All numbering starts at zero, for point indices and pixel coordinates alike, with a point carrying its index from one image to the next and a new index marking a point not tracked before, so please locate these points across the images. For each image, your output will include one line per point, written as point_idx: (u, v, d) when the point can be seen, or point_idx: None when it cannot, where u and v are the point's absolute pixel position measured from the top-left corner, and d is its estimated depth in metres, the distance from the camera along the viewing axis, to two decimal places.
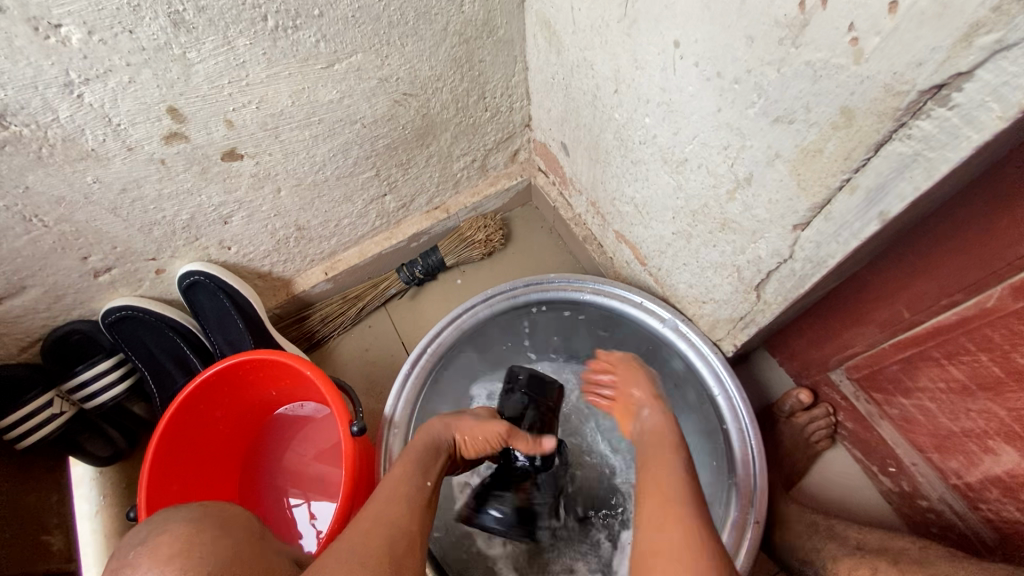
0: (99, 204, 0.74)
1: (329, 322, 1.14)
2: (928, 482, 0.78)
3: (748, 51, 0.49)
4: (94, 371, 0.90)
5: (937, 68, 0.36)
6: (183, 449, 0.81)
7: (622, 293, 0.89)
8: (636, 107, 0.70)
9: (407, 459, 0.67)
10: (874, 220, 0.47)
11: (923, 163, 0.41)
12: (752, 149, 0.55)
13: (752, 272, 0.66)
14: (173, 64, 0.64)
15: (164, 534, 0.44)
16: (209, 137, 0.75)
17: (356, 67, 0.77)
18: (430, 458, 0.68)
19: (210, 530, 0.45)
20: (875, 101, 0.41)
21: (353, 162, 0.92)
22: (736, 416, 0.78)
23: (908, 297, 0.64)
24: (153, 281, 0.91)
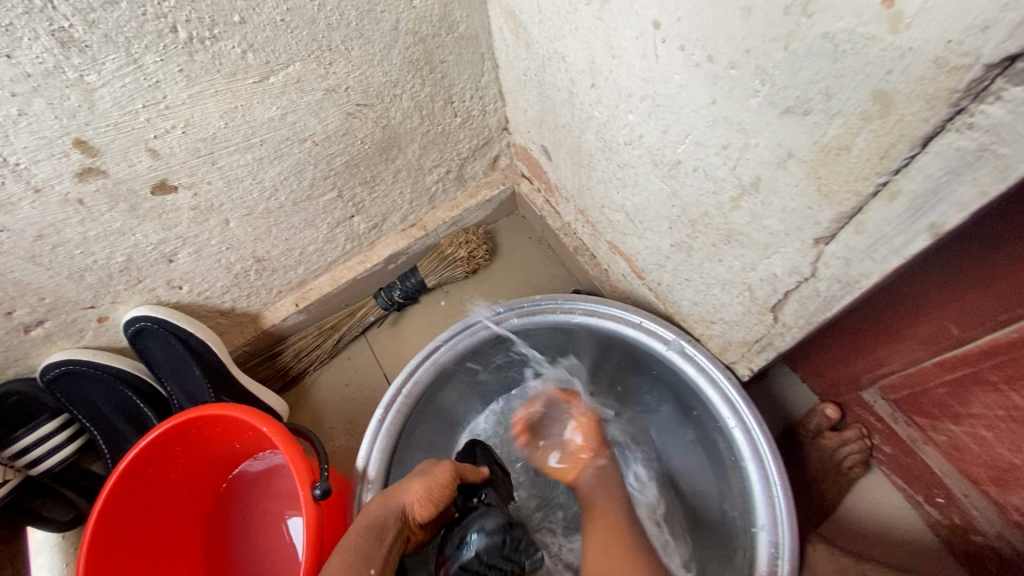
0: (13, 254, 0.66)
1: (304, 356, 1.05)
2: (983, 516, 0.67)
3: (746, 26, 0.38)
4: (37, 436, 0.81)
5: (1014, 30, 0.25)
6: (128, 523, 0.72)
7: (617, 313, 0.79)
8: (618, 103, 0.60)
9: (346, 546, 0.59)
10: (922, 233, 0.37)
11: (991, 160, 0.30)
12: (758, 148, 0.44)
13: (766, 291, 0.55)
14: (70, 90, 0.55)
15: None
16: (132, 170, 0.66)
17: (295, 78, 0.67)
18: (371, 543, 0.60)
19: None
20: (922, 80, 0.30)
21: (309, 183, 0.83)
22: (757, 452, 0.67)
23: (955, 312, 0.53)
24: (97, 330, 0.82)
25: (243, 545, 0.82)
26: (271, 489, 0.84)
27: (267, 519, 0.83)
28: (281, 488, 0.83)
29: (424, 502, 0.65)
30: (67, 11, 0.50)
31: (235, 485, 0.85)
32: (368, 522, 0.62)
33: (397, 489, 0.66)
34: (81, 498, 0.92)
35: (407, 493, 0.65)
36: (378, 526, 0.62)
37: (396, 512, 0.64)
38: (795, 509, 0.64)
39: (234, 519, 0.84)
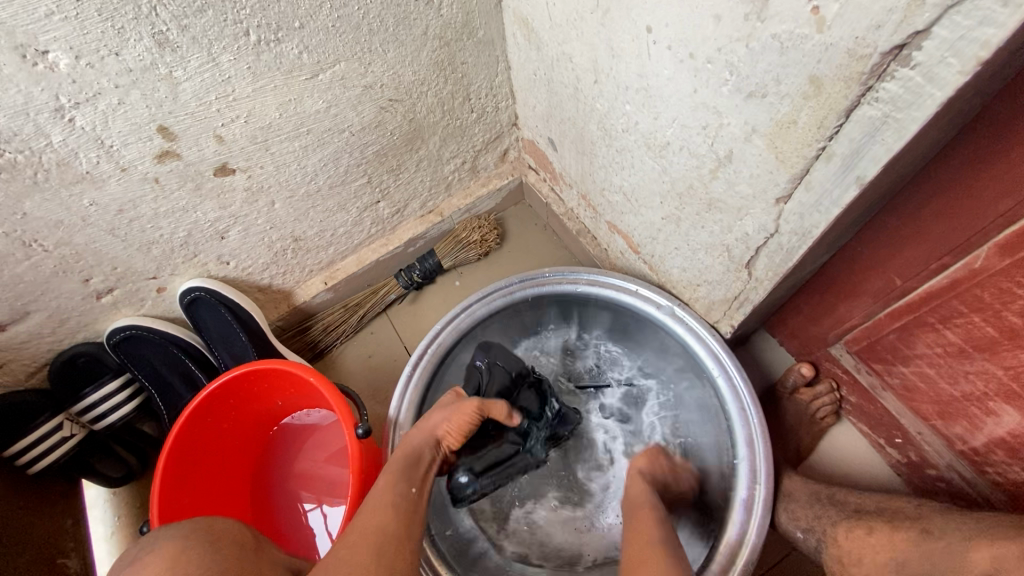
0: (97, 225, 0.76)
1: (332, 330, 1.15)
2: (934, 450, 0.77)
3: (717, 29, 0.50)
4: (102, 393, 0.92)
5: (895, 29, 0.37)
6: (191, 464, 0.82)
7: (616, 282, 0.89)
8: (617, 95, 0.71)
9: (388, 468, 0.72)
10: (852, 186, 0.48)
11: (892, 124, 0.42)
12: (730, 127, 0.55)
13: (741, 250, 0.66)
14: (160, 84, 0.66)
15: (152, 550, 0.49)
16: (200, 154, 0.76)
17: (340, 76, 0.79)
18: (410, 464, 0.73)
19: (197, 546, 0.50)
20: (841, 67, 0.41)
21: (344, 170, 0.94)
22: (737, 395, 0.78)
23: (897, 265, 0.64)
24: (155, 300, 0.92)
25: (282, 494, 0.92)
26: (307, 445, 0.94)
27: (304, 470, 0.93)
28: (317, 443, 0.94)
29: (455, 432, 0.77)
30: (167, 18, 0.61)
31: (275, 441, 0.95)
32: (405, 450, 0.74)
33: (429, 420, 0.78)
34: (132, 456, 1.01)
35: (437, 425, 0.77)
36: (416, 452, 0.75)
37: (429, 440, 0.76)
38: (770, 442, 0.75)
39: (275, 471, 0.94)
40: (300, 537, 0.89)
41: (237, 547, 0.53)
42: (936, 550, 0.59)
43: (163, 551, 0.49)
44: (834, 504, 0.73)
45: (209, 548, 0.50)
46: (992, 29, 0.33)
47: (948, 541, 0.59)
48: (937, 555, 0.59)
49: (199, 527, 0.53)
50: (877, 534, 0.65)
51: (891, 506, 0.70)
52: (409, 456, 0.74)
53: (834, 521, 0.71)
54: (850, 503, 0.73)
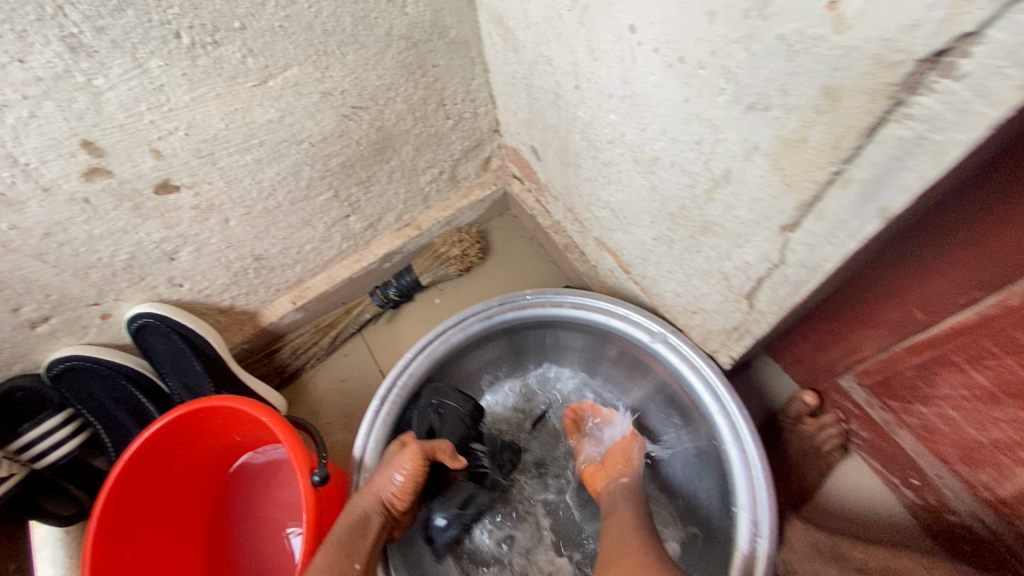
0: (21, 251, 0.68)
1: (302, 353, 1.07)
2: (954, 496, 0.69)
3: (711, 29, 0.42)
4: (41, 430, 0.83)
5: (938, 29, 0.29)
6: (133, 511, 0.74)
7: (604, 306, 0.81)
8: (600, 103, 0.63)
9: (330, 540, 0.66)
10: (873, 217, 0.40)
11: (928, 147, 0.34)
12: (727, 143, 0.47)
13: (740, 279, 0.58)
14: (79, 94, 0.58)
15: None
16: (136, 170, 0.68)
17: (292, 81, 0.70)
18: (353, 535, 0.67)
19: None
20: (864, 76, 0.33)
21: (306, 183, 0.85)
22: (737, 435, 0.70)
23: (919, 297, 0.56)
24: (100, 327, 0.84)
25: (242, 536, 0.85)
26: (269, 484, 0.87)
27: (266, 509, 0.86)
28: (282, 481, 0.87)
29: (403, 490, 0.71)
30: (78, 19, 0.53)
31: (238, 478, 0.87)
32: (348, 523, 0.68)
33: (370, 483, 0.71)
34: (83, 492, 0.94)
35: (382, 485, 0.71)
36: (361, 523, 0.68)
37: (375, 503, 0.70)
38: (775, 489, 0.67)
39: (232, 513, 0.86)
40: None
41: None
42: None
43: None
44: (837, 561, 0.66)
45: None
46: None
47: None
48: None
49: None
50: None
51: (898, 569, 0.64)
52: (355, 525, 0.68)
53: None
54: (853, 561, 0.66)
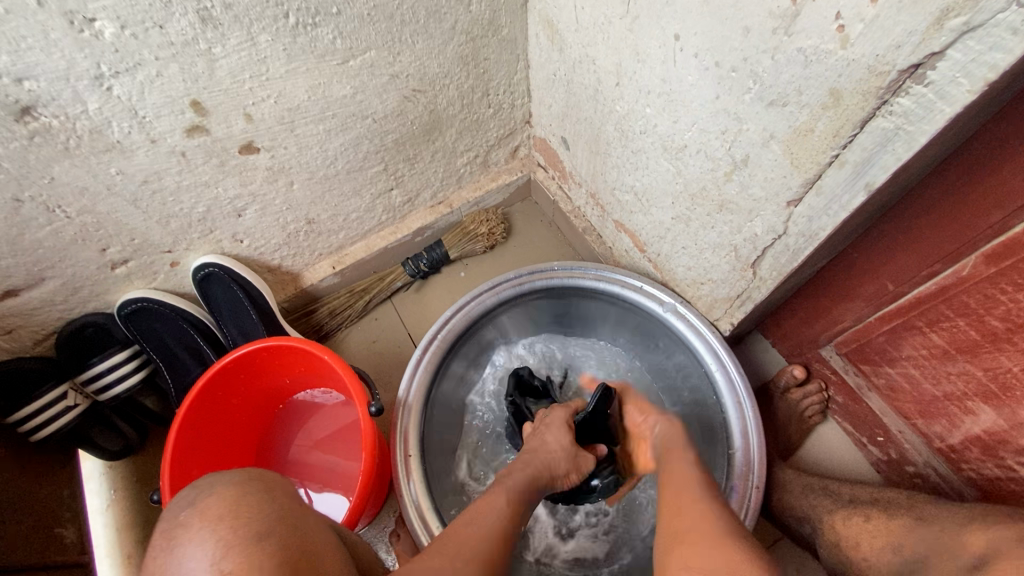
0: (120, 195, 0.77)
1: (337, 315, 1.16)
2: (913, 448, 0.82)
3: (744, 41, 0.54)
4: (109, 363, 0.92)
5: (914, 49, 0.41)
6: (200, 436, 0.83)
7: (622, 278, 0.93)
8: (637, 99, 0.75)
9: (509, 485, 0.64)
10: (861, 191, 0.52)
11: (904, 136, 0.46)
12: (749, 132, 0.59)
13: (748, 250, 0.70)
14: (199, 59, 0.68)
15: (213, 495, 0.45)
16: (228, 131, 0.78)
17: (369, 63, 0.81)
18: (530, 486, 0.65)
19: (253, 494, 0.46)
20: (860, 81, 0.46)
21: (363, 156, 0.95)
22: (734, 389, 0.83)
23: (890, 272, 0.69)
24: (167, 274, 0.93)
25: (285, 471, 0.94)
26: (312, 425, 0.96)
27: (306, 447, 0.95)
28: (323, 422, 0.96)
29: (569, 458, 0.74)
30: None
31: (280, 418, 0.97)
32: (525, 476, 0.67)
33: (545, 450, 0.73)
34: (130, 428, 1.01)
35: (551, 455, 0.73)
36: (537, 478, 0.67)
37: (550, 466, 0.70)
38: (764, 433, 0.80)
39: (278, 450, 0.95)
40: None
41: (293, 504, 0.48)
42: (930, 532, 0.62)
43: (220, 498, 0.45)
44: (829, 495, 0.76)
45: (267, 500, 0.46)
46: (1001, 54, 0.37)
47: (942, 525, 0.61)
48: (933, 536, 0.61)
49: (254, 475, 0.49)
50: (874, 520, 0.67)
51: (884, 497, 0.72)
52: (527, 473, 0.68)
53: (829, 509, 0.73)
54: (843, 494, 0.75)
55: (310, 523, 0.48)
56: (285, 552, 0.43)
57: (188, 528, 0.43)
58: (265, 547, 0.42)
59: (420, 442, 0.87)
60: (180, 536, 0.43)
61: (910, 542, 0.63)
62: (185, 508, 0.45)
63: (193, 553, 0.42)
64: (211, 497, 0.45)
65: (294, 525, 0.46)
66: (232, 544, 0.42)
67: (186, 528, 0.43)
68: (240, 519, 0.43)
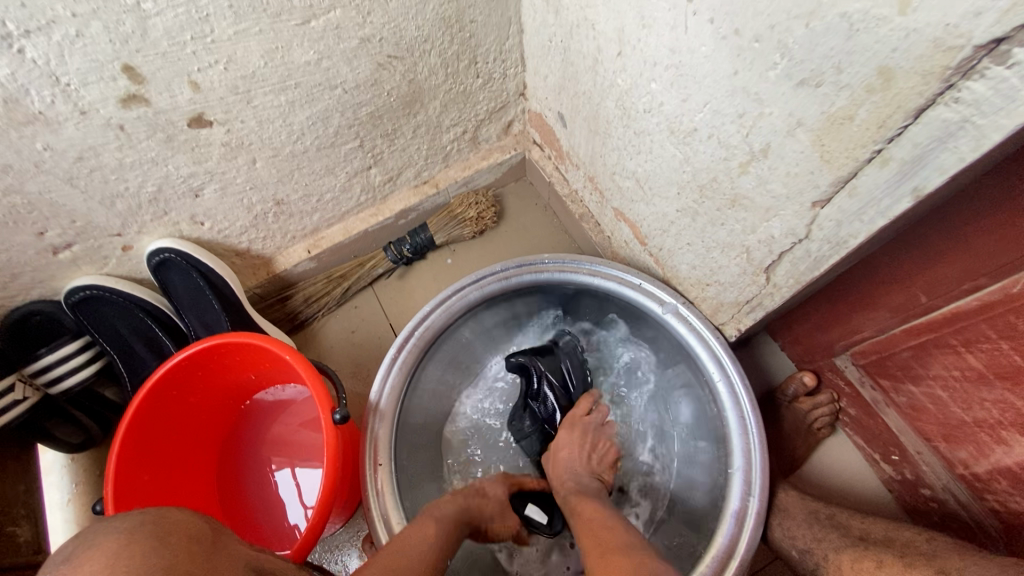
0: (52, 173, 0.68)
1: (313, 302, 1.09)
2: (931, 471, 0.75)
3: (772, 3, 0.43)
4: (59, 355, 0.85)
5: (1000, 18, 0.31)
6: (153, 438, 0.77)
7: (620, 274, 0.84)
8: (642, 71, 0.64)
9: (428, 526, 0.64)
10: (907, 196, 0.43)
11: (970, 131, 0.36)
12: (771, 117, 0.50)
13: (762, 253, 0.61)
14: (126, 16, 0.58)
15: (88, 550, 0.39)
16: (173, 101, 0.68)
17: (334, 24, 0.70)
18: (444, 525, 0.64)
19: (142, 544, 0.40)
20: (920, 59, 0.36)
21: (334, 131, 0.85)
22: (737, 403, 0.74)
23: (925, 282, 0.60)
24: (120, 259, 0.85)
25: (251, 472, 0.88)
26: (280, 424, 0.90)
27: (274, 447, 0.89)
28: (293, 421, 0.90)
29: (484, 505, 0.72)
30: None
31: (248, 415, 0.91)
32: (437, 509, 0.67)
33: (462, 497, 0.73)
34: (92, 420, 0.95)
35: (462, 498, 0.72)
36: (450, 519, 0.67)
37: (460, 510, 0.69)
38: (769, 453, 0.72)
39: (245, 449, 0.89)
40: (268, 519, 0.85)
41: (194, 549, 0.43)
42: None
43: (101, 548, 0.39)
44: (838, 529, 0.68)
45: (157, 548, 0.40)
46: None
47: None
48: None
49: (151, 519, 0.43)
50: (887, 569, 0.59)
51: (900, 537, 0.64)
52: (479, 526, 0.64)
53: (837, 546, 0.66)
54: (854, 529, 0.68)
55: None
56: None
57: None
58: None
59: (392, 449, 0.80)
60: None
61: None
62: (58, 565, 0.39)
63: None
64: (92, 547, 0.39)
65: None
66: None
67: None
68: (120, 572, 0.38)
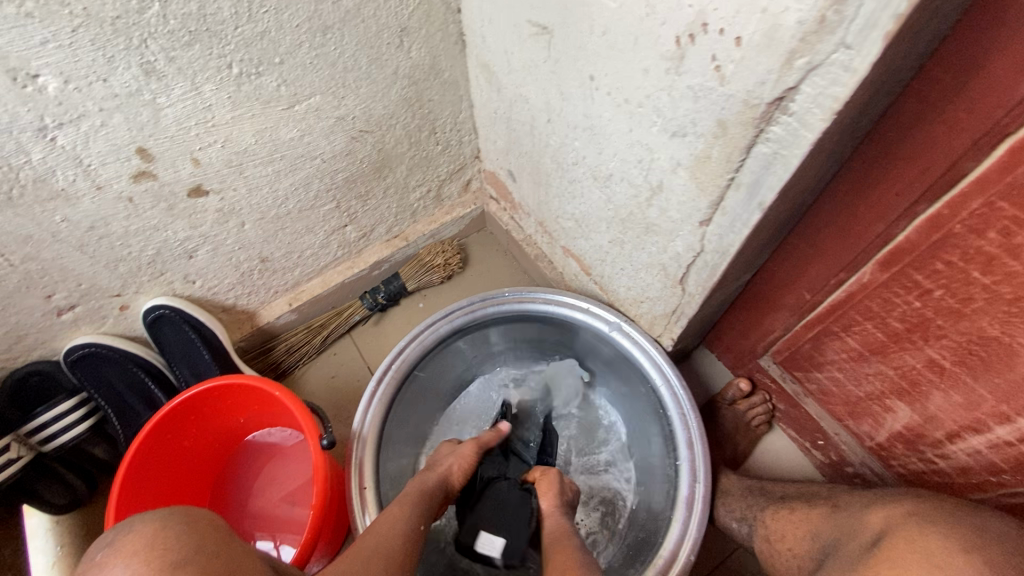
0: (66, 242, 0.78)
1: (295, 351, 1.17)
2: (849, 449, 0.86)
3: (645, 80, 0.59)
4: (55, 412, 0.90)
5: (774, 85, 0.47)
6: (149, 480, 0.83)
7: (570, 301, 0.96)
8: (567, 133, 0.80)
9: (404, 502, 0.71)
10: (756, 209, 0.58)
11: (781, 159, 0.52)
12: (660, 161, 0.65)
13: (675, 267, 0.76)
14: (144, 109, 0.71)
15: (130, 534, 0.45)
16: (176, 175, 0.80)
17: (314, 107, 0.85)
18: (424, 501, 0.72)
19: (175, 529, 0.46)
20: (739, 113, 0.51)
21: (314, 194, 0.98)
22: (678, 403, 0.85)
23: (806, 281, 0.74)
24: (117, 318, 0.93)
25: (241, 516, 0.94)
26: (267, 466, 0.98)
27: (260, 491, 0.96)
28: (280, 463, 0.97)
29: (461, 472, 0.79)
30: (156, 49, 0.66)
31: (237, 459, 0.98)
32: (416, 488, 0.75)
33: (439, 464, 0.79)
34: (79, 479, 0.99)
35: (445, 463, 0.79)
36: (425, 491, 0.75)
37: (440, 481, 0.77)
38: (707, 444, 0.83)
39: (233, 493, 0.96)
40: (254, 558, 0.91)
41: (219, 531, 0.49)
42: (840, 519, 0.65)
43: (142, 533, 0.46)
44: (764, 494, 0.80)
45: (187, 530, 0.47)
46: (840, 88, 0.43)
47: (850, 510, 0.65)
48: (840, 521, 0.65)
49: (178, 510, 0.49)
50: (797, 512, 0.72)
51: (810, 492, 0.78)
52: (428, 497, 0.73)
53: (763, 507, 0.78)
54: (775, 492, 0.80)
55: (235, 553, 0.48)
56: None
57: (108, 566, 0.44)
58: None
59: (376, 472, 0.88)
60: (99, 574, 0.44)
61: (824, 528, 0.67)
62: (102, 549, 0.46)
63: None
64: (131, 534, 0.46)
65: (216, 558, 0.46)
66: None
67: (106, 565, 0.44)
68: (158, 550, 0.44)
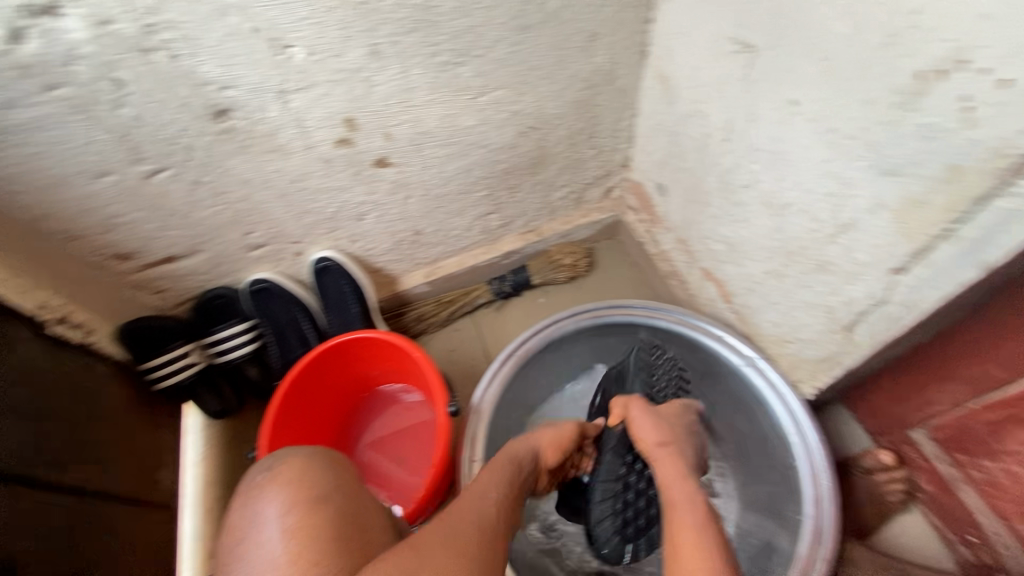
0: (272, 190, 0.90)
1: (422, 321, 1.25)
2: (1011, 556, 0.75)
3: (864, 113, 0.56)
4: (230, 331, 1.05)
5: None
6: (297, 408, 0.94)
7: (704, 325, 0.94)
8: (744, 155, 0.78)
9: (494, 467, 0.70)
10: (974, 267, 0.53)
11: None
12: (858, 198, 0.61)
13: (843, 313, 0.71)
14: (360, 84, 0.80)
15: (284, 463, 0.56)
16: (369, 145, 0.89)
17: (496, 100, 0.90)
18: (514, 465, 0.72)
19: (316, 465, 0.57)
20: (983, 161, 0.47)
21: (473, 180, 1.05)
22: (810, 456, 0.80)
23: (1002, 357, 0.66)
24: (291, 261, 1.06)
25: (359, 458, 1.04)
26: (386, 420, 1.06)
27: (376, 440, 1.05)
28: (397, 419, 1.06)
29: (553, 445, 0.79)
30: (385, 34, 0.74)
31: (364, 407, 1.07)
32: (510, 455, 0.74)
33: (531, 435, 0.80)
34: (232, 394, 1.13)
35: (539, 437, 0.79)
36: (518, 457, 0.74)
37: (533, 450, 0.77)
38: (838, 506, 0.77)
39: (353, 436, 1.06)
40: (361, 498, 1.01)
41: (350, 475, 0.58)
42: None
43: (291, 465, 0.56)
44: None
45: (326, 468, 0.57)
46: None
47: None
48: None
49: (320, 451, 0.60)
50: None
51: None
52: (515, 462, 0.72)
53: None
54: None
55: (361, 493, 0.57)
56: (337, 507, 0.52)
57: (265, 485, 0.54)
58: (321, 502, 0.52)
59: (488, 448, 0.92)
60: (259, 490, 0.54)
61: None
62: (261, 472, 0.57)
63: (268, 501, 0.52)
64: (284, 465, 0.56)
65: (348, 494, 0.55)
66: (297, 497, 0.52)
67: (263, 486, 0.54)
68: (305, 480, 0.54)
